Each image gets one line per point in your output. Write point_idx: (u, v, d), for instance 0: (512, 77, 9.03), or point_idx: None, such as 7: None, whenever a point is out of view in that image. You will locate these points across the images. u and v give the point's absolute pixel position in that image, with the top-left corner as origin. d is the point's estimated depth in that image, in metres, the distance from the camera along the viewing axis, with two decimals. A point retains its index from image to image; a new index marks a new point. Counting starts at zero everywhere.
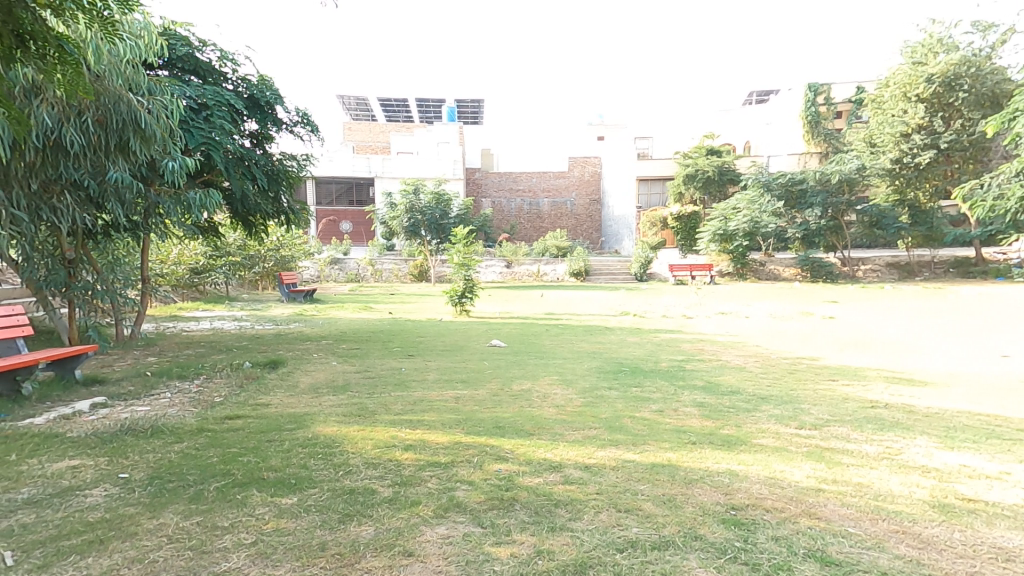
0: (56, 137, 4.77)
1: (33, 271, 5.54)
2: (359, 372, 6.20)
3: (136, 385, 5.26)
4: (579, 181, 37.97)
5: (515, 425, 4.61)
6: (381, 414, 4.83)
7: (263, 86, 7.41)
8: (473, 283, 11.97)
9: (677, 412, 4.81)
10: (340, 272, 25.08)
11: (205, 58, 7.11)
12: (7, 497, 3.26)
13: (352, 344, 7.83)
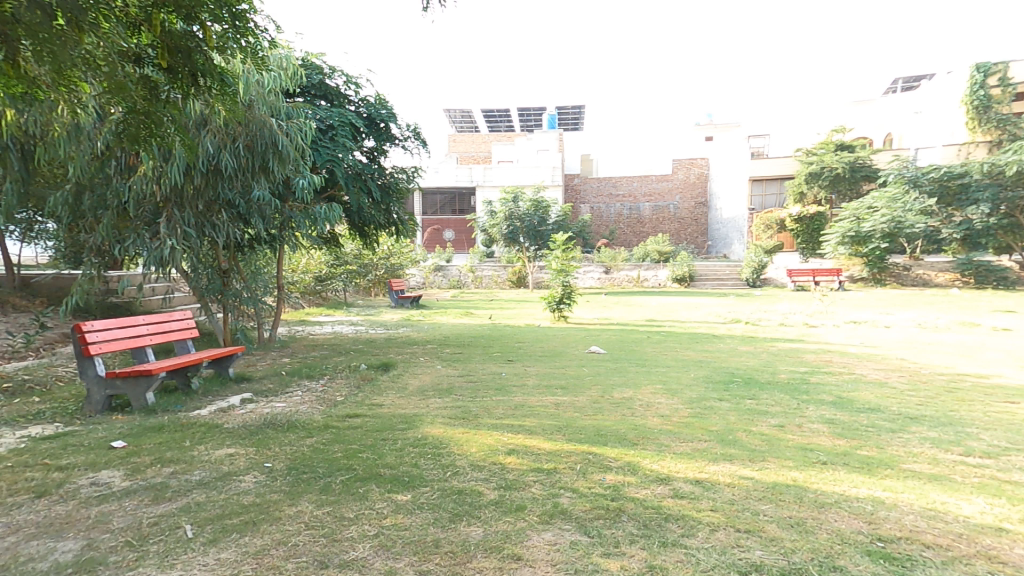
0: (216, 162, 5.51)
1: (198, 280, 6.24)
2: (461, 376, 6.45)
3: (274, 383, 5.87)
4: (684, 183, 36.08)
5: (618, 434, 4.51)
6: (484, 417, 4.97)
7: (380, 106, 7.92)
8: (570, 288, 11.83)
9: (802, 428, 4.47)
10: (443, 279, 26.23)
11: (334, 83, 7.74)
12: (184, 477, 3.82)
13: (456, 349, 8.14)
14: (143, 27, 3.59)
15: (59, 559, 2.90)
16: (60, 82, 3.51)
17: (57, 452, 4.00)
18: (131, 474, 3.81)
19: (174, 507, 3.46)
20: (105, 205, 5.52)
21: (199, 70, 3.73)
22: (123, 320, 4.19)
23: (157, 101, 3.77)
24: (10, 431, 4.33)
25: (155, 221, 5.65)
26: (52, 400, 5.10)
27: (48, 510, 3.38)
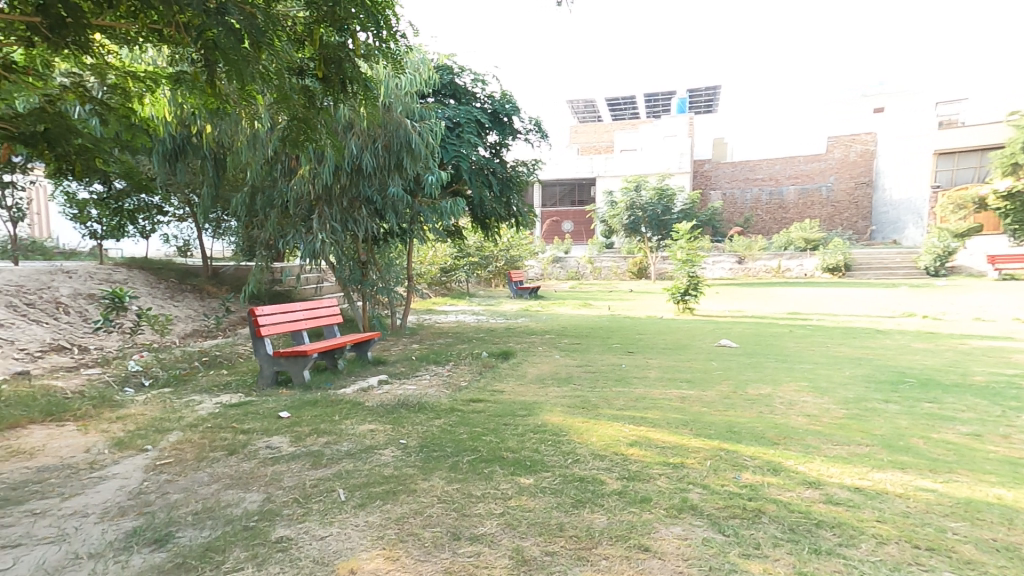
0: (359, 163, 6.10)
1: (342, 271, 6.91)
2: (580, 366, 6.48)
3: (406, 367, 6.39)
4: (841, 161, 32.82)
5: (754, 432, 4.24)
6: (604, 408, 4.95)
7: (504, 101, 8.29)
8: (699, 279, 11.48)
9: (1006, 440, 3.85)
10: (561, 271, 26.49)
11: (462, 82, 8.17)
12: (336, 447, 4.29)
13: (574, 340, 8.26)
14: (307, 42, 4.17)
15: (248, 508, 3.47)
16: (245, 97, 4.19)
17: (242, 417, 4.75)
18: (295, 441, 4.37)
19: (329, 472, 3.92)
20: (272, 204, 6.50)
21: (347, 77, 4.17)
22: (285, 305, 4.77)
23: (314, 109, 4.34)
24: (208, 396, 5.26)
25: (308, 217, 6.43)
26: (233, 372, 6.09)
27: (238, 465, 4.04)
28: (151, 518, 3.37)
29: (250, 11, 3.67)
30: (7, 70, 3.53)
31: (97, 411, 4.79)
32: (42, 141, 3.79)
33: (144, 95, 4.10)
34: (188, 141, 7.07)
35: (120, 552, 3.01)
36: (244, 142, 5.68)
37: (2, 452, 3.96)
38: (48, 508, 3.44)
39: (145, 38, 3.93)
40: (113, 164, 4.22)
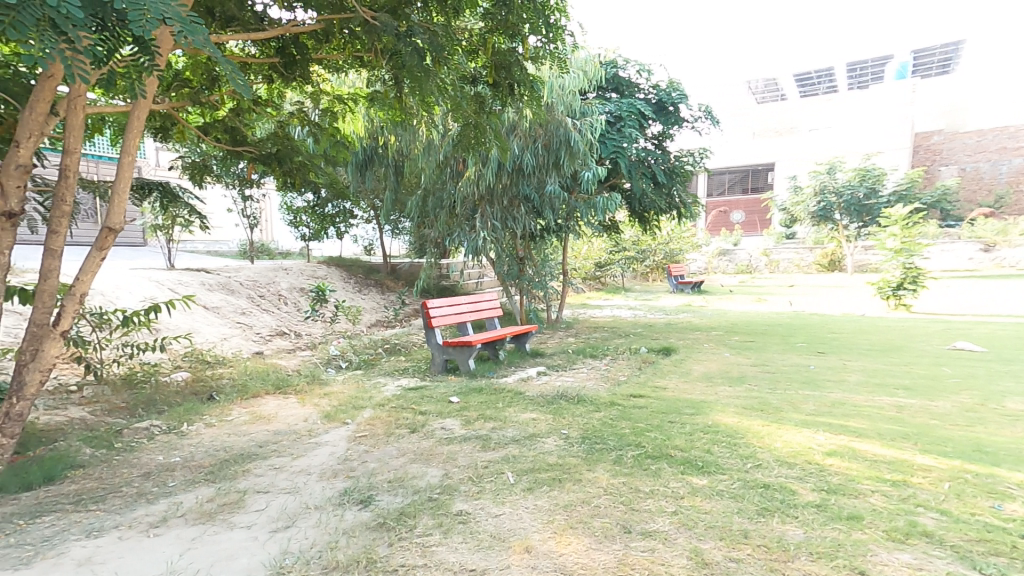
0: (519, 162, 6.51)
1: (501, 266, 7.35)
2: (756, 366, 6.11)
3: (563, 359, 6.55)
4: None
5: (1015, 457, 3.52)
6: (789, 412, 4.54)
7: (670, 90, 8.37)
8: (918, 271, 10.60)
9: None
10: (729, 264, 25.21)
11: (625, 74, 8.31)
12: (502, 432, 4.51)
13: (747, 338, 7.83)
14: (480, 51, 4.39)
15: (430, 481, 3.83)
16: (425, 109, 4.58)
17: (419, 399, 5.27)
18: (465, 424, 4.70)
19: (499, 456, 4.14)
20: (441, 205, 7.18)
21: (515, 80, 4.34)
22: (452, 299, 5.14)
23: (483, 114, 4.57)
24: (391, 379, 5.95)
25: (472, 216, 6.99)
26: (409, 359, 6.81)
27: (419, 443, 4.47)
28: (356, 482, 3.91)
29: (432, 29, 4.04)
30: (256, 104, 4.46)
31: (310, 387, 5.73)
32: (276, 159, 4.64)
33: (346, 113, 4.78)
34: (375, 151, 8.37)
35: (337, 508, 3.56)
36: (422, 150, 6.64)
37: (250, 417, 4.97)
38: (285, 464, 4.20)
39: (349, 64, 4.58)
40: (322, 175, 4.96)
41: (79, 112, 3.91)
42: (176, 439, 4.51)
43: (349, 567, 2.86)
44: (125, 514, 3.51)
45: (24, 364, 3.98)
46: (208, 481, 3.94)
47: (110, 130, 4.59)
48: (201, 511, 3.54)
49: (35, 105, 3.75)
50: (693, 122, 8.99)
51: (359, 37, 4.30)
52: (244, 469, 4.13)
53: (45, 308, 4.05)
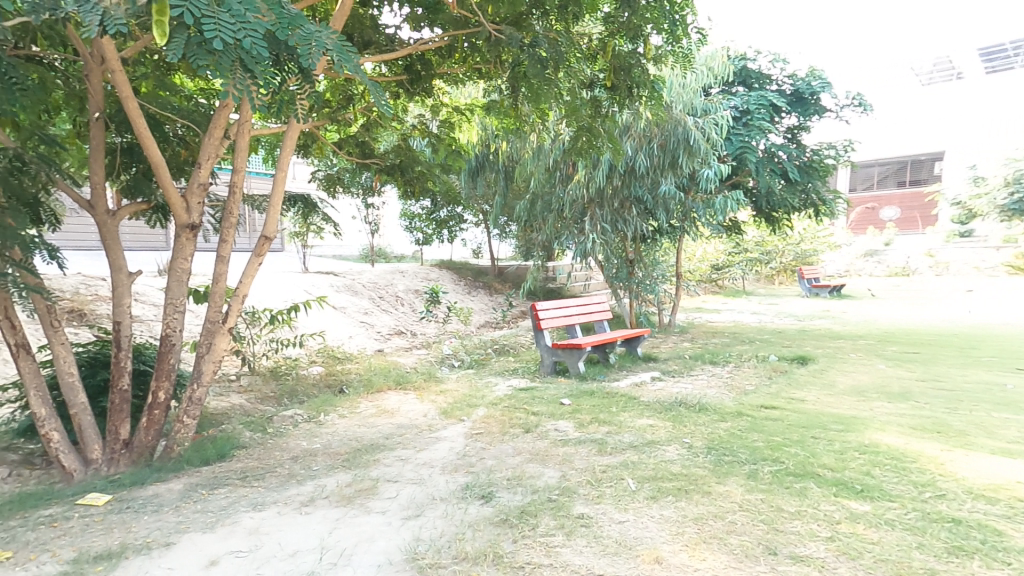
0: (632, 164, 6.81)
1: (611, 269, 7.67)
2: (924, 381, 5.53)
3: (679, 365, 6.41)
4: None
5: None
6: (978, 437, 4.01)
7: (810, 79, 8.22)
8: None
9: None
10: (877, 266, 21.47)
11: (754, 67, 8.33)
12: (618, 437, 4.42)
13: (908, 349, 7.09)
14: (598, 54, 4.35)
15: (549, 482, 3.87)
16: (540, 115, 4.66)
17: (531, 400, 5.38)
18: (579, 427, 4.68)
19: (618, 461, 4.05)
20: (549, 209, 7.70)
21: (635, 82, 4.24)
22: (560, 300, 5.16)
23: (598, 117, 4.53)
24: (502, 379, 6.15)
25: (581, 219, 7.40)
26: (518, 360, 6.99)
27: (534, 443, 4.54)
28: (476, 477, 4.06)
29: (554, 38, 4.11)
30: (381, 119, 4.81)
31: (426, 384, 6.09)
32: (399, 169, 4.97)
33: (462, 123, 5.09)
34: (487, 158, 9.73)
35: (461, 501, 3.71)
36: (533, 155, 7.14)
37: (376, 410, 5.38)
38: (410, 456, 4.48)
39: (467, 76, 4.85)
40: (439, 183, 5.21)
41: (245, 137, 4.48)
42: (316, 427, 5.02)
43: (478, 559, 2.95)
44: (280, 492, 3.95)
45: (201, 355, 4.63)
46: (344, 467, 4.32)
47: (266, 151, 5.20)
48: (341, 495, 3.88)
49: (212, 132, 4.39)
50: (838, 111, 8.62)
51: (479, 50, 4.55)
52: (375, 458, 4.46)
53: (217, 307, 4.69)
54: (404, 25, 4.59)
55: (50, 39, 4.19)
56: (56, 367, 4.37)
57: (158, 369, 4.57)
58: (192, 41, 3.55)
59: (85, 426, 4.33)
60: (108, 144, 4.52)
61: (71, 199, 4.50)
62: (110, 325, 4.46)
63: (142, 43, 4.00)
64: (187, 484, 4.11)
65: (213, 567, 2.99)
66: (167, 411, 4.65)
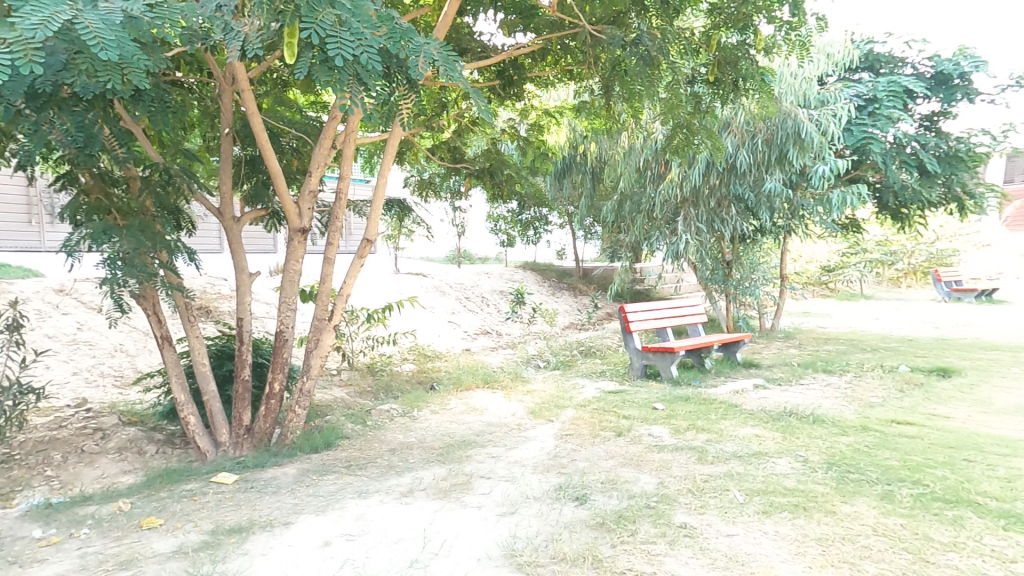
0: (733, 161, 7.37)
1: (705, 270, 8.17)
2: None
3: (786, 372, 6.15)
4: None
5: None
6: None
7: (958, 59, 7.71)
8: None
9: None
10: None
11: (882, 51, 8.01)
12: (719, 447, 4.22)
13: None
14: (702, 48, 4.19)
15: (646, 488, 3.76)
16: (633, 115, 4.60)
17: (621, 404, 5.33)
18: (676, 433, 4.55)
19: (721, 471, 3.86)
20: (638, 209, 8.38)
21: (742, 75, 4.04)
22: (650, 303, 5.04)
23: (699, 113, 4.34)
24: (589, 381, 6.19)
25: (673, 218, 8.04)
26: (605, 362, 7.00)
27: (627, 447, 4.45)
28: (569, 479, 4.04)
29: (658, 34, 4.03)
30: (475, 125, 5.01)
31: (513, 384, 6.26)
32: (489, 173, 5.09)
33: (551, 125, 5.19)
34: (573, 160, 10.67)
35: (555, 502, 3.70)
36: (623, 157, 8.14)
37: (465, 407, 5.57)
38: (501, 454, 4.56)
39: (559, 78, 4.92)
40: (527, 185, 5.30)
41: (351, 146, 4.79)
42: (411, 422, 5.28)
43: (578, 561, 2.94)
44: (381, 482, 4.16)
45: (310, 350, 5.01)
46: (439, 461, 4.47)
47: (365, 159, 5.53)
48: (438, 488, 4.02)
49: (322, 142, 4.72)
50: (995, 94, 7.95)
51: (573, 51, 4.62)
52: (467, 454, 4.59)
53: (324, 306, 5.03)
54: (499, 31, 4.72)
55: (191, 64, 4.74)
56: (192, 358, 4.92)
57: (274, 362, 5.00)
58: (317, 59, 3.83)
59: (216, 412, 4.82)
60: (235, 157, 5.04)
61: (204, 208, 5.05)
62: (235, 321, 4.95)
63: (266, 63, 4.41)
64: (299, 469, 4.45)
65: (328, 548, 3.22)
66: (281, 401, 5.04)
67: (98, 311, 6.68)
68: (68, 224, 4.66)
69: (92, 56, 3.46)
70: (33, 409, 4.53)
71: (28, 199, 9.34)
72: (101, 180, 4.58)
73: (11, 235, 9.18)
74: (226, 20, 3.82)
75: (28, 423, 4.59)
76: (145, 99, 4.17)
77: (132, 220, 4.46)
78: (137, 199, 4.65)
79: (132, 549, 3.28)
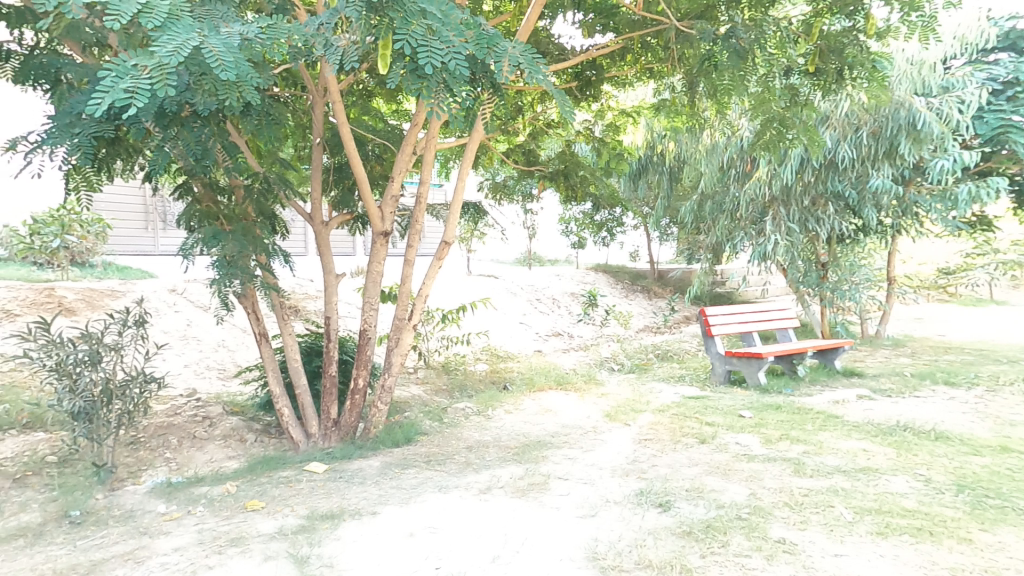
0: (833, 156, 7.42)
1: (797, 274, 8.03)
2: None
3: (898, 384, 5.76)
4: None
5: None
6: None
7: None
8: None
9: None
10: None
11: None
12: (819, 460, 3.99)
13: None
14: (802, 36, 3.96)
15: (736, 498, 3.59)
16: (719, 110, 4.42)
17: (703, 410, 5.21)
18: (767, 442, 4.37)
19: (822, 485, 3.62)
20: (721, 208, 8.58)
21: (848, 63, 3.77)
22: (733, 307, 4.86)
23: (794, 107, 4.11)
24: (667, 386, 6.11)
25: (762, 218, 8.08)
26: (684, 367, 6.89)
27: (712, 455, 4.30)
28: (650, 485, 3.94)
29: (755, 25, 3.85)
30: (547, 127, 5.14)
31: (587, 386, 6.28)
32: (562, 175, 5.09)
33: (627, 125, 5.14)
34: (650, 160, 10.87)
35: (636, 507, 3.63)
36: (707, 154, 8.40)
37: (538, 408, 5.65)
38: (577, 456, 4.54)
39: (638, 77, 4.90)
40: (601, 186, 5.25)
41: (431, 150, 4.92)
42: (485, 421, 5.40)
43: (665, 569, 2.89)
44: (460, 478, 4.27)
45: (391, 348, 5.21)
46: (515, 460, 4.53)
47: (442, 165, 5.71)
48: (516, 486, 4.05)
49: (404, 148, 4.89)
50: None
51: (653, 48, 4.55)
52: (543, 455, 4.62)
53: (404, 307, 5.23)
54: (578, 32, 4.71)
55: (287, 79, 5.12)
56: (286, 353, 5.28)
57: (359, 359, 5.26)
58: (406, 68, 3.89)
59: (306, 405, 5.15)
60: (325, 165, 5.37)
61: (296, 212, 5.41)
62: (323, 319, 5.27)
63: (354, 75, 4.65)
64: (383, 462, 4.66)
65: (412, 539, 3.33)
66: (365, 396, 5.30)
67: (204, 309, 7.37)
68: (184, 230, 5.17)
69: (215, 77, 3.78)
70: (155, 397, 5.06)
71: (146, 207, 10.39)
72: (210, 189, 5.03)
73: (131, 240, 10.24)
74: (327, 37, 4.01)
75: (151, 409, 5.14)
76: (253, 114, 4.50)
77: (237, 226, 4.85)
78: (241, 206, 5.08)
79: (239, 528, 3.56)
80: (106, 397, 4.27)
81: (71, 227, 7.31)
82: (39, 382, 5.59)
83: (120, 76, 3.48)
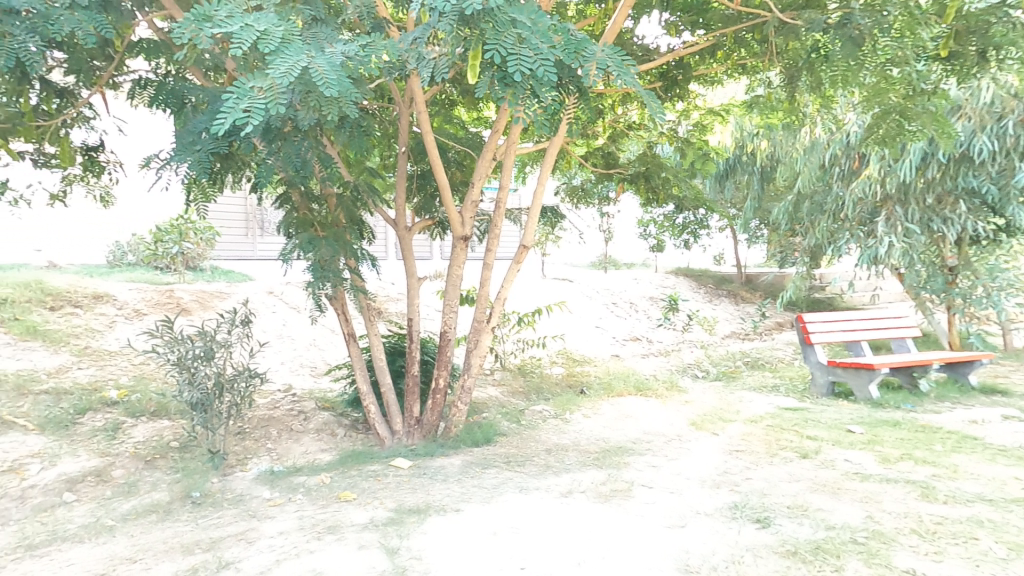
0: (966, 150, 6.88)
1: (919, 278, 7.59)
2: None
3: None
4: None
5: None
6: None
7: None
8: None
9: None
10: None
11: None
12: (955, 485, 3.64)
13: None
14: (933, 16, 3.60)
15: (849, 520, 3.33)
16: (825, 103, 4.18)
17: (802, 423, 4.95)
18: (886, 462, 4.07)
19: (960, 514, 3.29)
20: (819, 209, 8.46)
21: (993, 44, 3.44)
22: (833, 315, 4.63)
23: (917, 95, 3.69)
24: (758, 396, 5.87)
25: (873, 217, 7.86)
26: (778, 377, 6.60)
27: (816, 472, 4.04)
28: (745, 499, 3.75)
29: (877, 7, 3.53)
30: (629, 129, 5.13)
31: (669, 392, 6.16)
32: (643, 177, 5.02)
33: (715, 123, 4.95)
34: (740, 160, 10.64)
35: (730, 521, 3.46)
36: (805, 151, 8.35)
37: (618, 413, 5.60)
38: (661, 465, 4.41)
39: (729, 74, 4.75)
40: (685, 188, 5.11)
41: (511, 156, 4.98)
42: (564, 424, 5.43)
43: None
44: (540, 480, 4.28)
45: (470, 349, 5.33)
46: (596, 465, 4.48)
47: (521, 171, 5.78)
48: (598, 492, 4.01)
49: (485, 155, 5.00)
50: None
51: (748, 43, 4.41)
52: (624, 461, 4.53)
53: (483, 310, 5.31)
54: (665, 33, 4.61)
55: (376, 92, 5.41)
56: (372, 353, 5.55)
57: (439, 360, 5.43)
58: (495, 77, 3.88)
59: (391, 402, 5.36)
60: (410, 173, 5.62)
61: (383, 218, 5.69)
62: (407, 321, 5.48)
63: (440, 85, 4.79)
64: (464, 461, 4.78)
65: (496, 538, 3.36)
66: (445, 395, 5.46)
67: (296, 309, 7.96)
68: (284, 236, 5.54)
69: (321, 93, 3.90)
70: (258, 390, 5.49)
71: (247, 214, 11.34)
72: (307, 198, 5.35)
73: (234, 246, 11.26)
74: (420, 50, 4.08)
75: (255, 403, 5.59)
76: (348, 125, 4.68)
77: (330, 231, 5.15)
78: (333, 214, 5.37)
79: (334, 517, 3.77)
80: (218, 390, 4.65)
81: (187, 234, 8.74)
82: (163, 373, 6.27)
83: (240, 96, 3.74)
